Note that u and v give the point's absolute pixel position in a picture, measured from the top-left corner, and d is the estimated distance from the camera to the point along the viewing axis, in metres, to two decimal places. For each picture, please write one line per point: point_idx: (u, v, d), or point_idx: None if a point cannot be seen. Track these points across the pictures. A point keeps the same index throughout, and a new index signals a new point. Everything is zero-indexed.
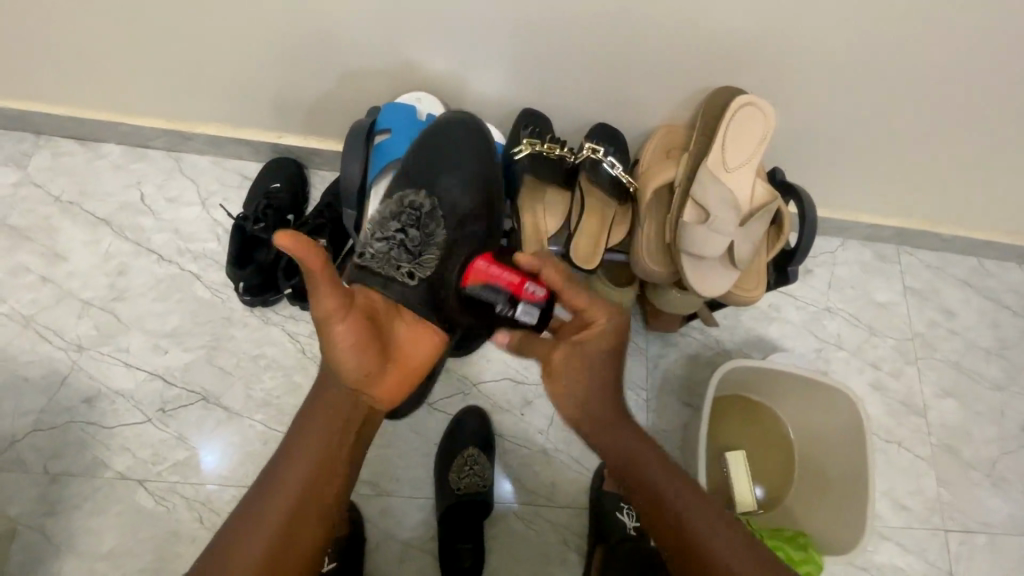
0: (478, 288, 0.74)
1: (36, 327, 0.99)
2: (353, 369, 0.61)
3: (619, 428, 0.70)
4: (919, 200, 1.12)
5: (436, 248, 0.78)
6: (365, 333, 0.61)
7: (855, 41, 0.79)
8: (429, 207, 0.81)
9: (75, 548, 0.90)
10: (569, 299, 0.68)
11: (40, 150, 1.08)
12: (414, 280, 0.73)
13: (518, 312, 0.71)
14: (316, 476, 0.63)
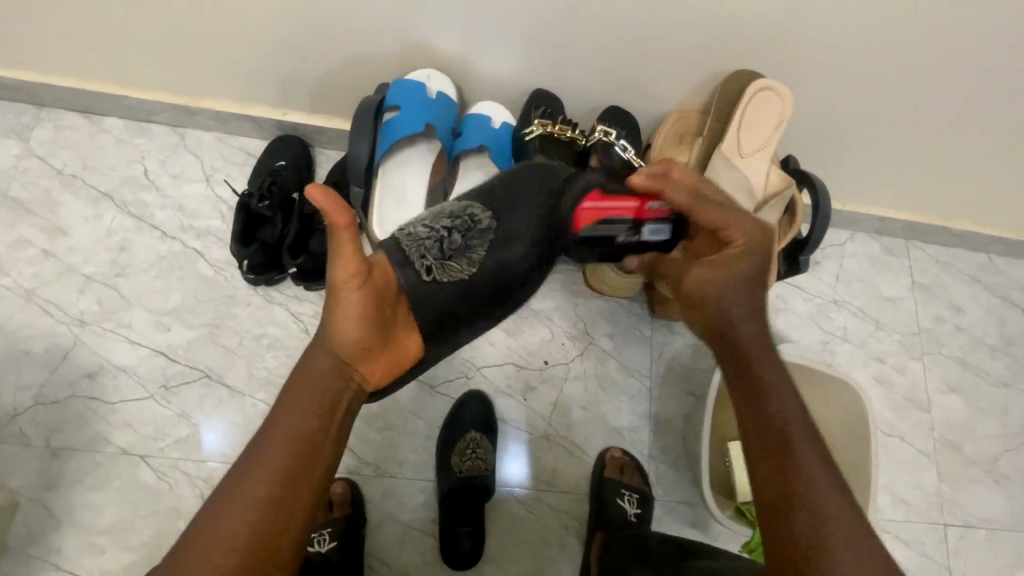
0: (592, 231, 0.72)
1: (38, 301, 0.98)
2: (352, 339, 0.58)
3: (762, 361, 0.64)
4: (931, 193, 1.10)
5: (467, 263, 0.66)
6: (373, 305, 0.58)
7: (877, 26, 0.77)
8: (485, 226, 0.69)
9: (76, 522, 0.90)
10: (703, 215, 0.67)
11: (42, 122, 1.06)
12: (428, 278, 0.64)
13: (647, 233, 0.74)
14: (298, 462, 0.55)
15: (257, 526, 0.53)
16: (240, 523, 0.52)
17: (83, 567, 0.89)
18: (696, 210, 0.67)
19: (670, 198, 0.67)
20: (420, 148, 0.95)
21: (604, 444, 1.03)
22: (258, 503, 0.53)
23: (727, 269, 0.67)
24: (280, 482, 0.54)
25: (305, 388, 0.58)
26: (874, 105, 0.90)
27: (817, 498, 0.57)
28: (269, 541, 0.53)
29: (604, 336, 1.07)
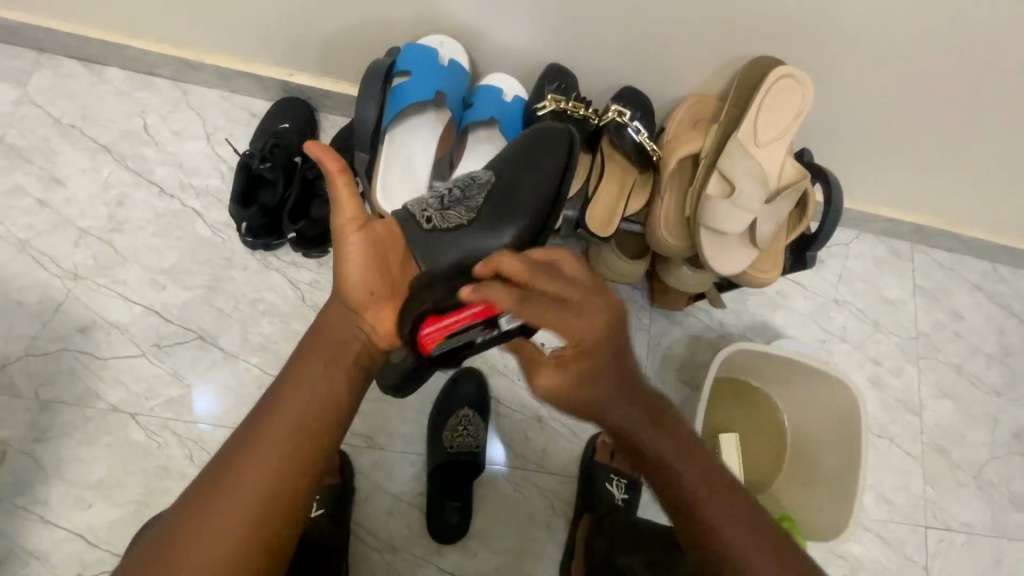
0: (446, 346, 0.60)
1: (32, 251, 0.97)
2: (356, 287, 0.63)
3: (652, 435, 0.63)
4: (942, 197, 1.09)
5: (465, 211, 0.69)
6: (374, 253, 0.63)
7: (904, 20, 0.75)
8: (484, 181, 0.72)
9: (64, 475, 0.90)
10: (533, 313, 0.56)
11: (41, 68, 1.03)
12: (428, 225, 0.67)
13: (504, 325, 0.59)
14: (312, 412, 0.59)
15: (273, 466, 0.56)
16: (260, 463, 0.56)
17: (70, 519, 0.89)
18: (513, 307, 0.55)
19: (496, 300, 0.55)
20: (429, 117, 0.93)
21: (597, 429, 1.03)
22: (274, 443, 0.57)
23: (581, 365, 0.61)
24: (294, 429, 0.58)
25: (320, 340, 0.63)
26: (894, 103, 0.88)
27: (742, 560, 0.59)
28: (280, 481, 0.56)
29: None
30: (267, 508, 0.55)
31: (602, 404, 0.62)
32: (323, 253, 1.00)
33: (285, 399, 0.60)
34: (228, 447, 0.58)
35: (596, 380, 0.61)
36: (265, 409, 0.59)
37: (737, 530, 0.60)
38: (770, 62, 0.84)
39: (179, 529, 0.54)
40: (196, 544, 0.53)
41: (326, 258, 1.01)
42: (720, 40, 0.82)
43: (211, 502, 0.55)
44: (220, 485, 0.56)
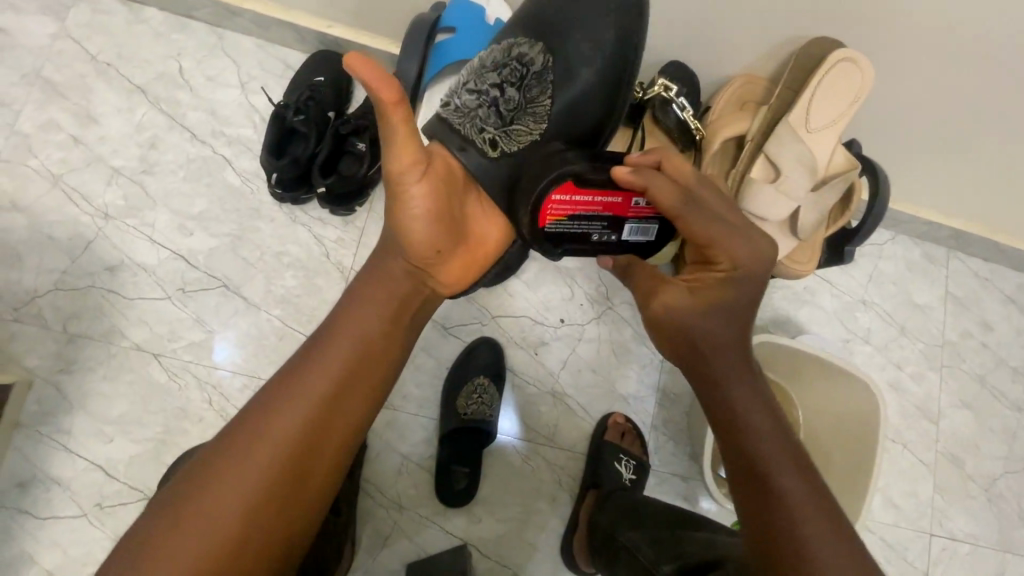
0: (561, 227, 0.67)
1: (64, 186, 0.98)
2: (417, 240, 0.62)
3: (735, 378, 0.64)
4: (988, 204, 1.05)
5: (529, 117, 0.72)
6: (437, 202, 0.61)
7: (980, 17, 0.70)
8: (538, 65, 0.73)
9: (88, 408, 0.92)
10: (689, 228, 0.61)
11: (79, 3, 1.02)
12: (494, 151, 0.70)
13: (626, 233, 0.70)
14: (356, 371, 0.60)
15: (308, 417, 0.57)
16: (295, 412, 0.57)
17: (91, 451, 0.91)
18: (682, 216, 0.61)
19: (656, 197, 0.61)
20: None
21: (609, 409, 1.03)
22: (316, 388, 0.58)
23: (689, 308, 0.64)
24: (337, 387, 0.59)
25: (371, 292, 0.63)
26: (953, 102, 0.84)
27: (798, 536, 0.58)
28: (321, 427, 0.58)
29: (624, 303, 1.05)
30: (303, 464, 0.57)
31: (726, 378, 0.64)
32: (349, 212, 0.99)
33: (327, 357, 0.60)
34: (266, 395, 0.59)
35: (699, 320, 0.63)
36: (308, 364, 0.60)
37: (794, 483, 0.60)
38: (830, 45, 0.80)
39: (214, 471, 0.55)
40: (228, 490, 0.55)
41: (352, 218, 1.00)
42: (779, 20, 0.78)
43: (247, 451, 0.56)
44: (256, 435, 0.56)
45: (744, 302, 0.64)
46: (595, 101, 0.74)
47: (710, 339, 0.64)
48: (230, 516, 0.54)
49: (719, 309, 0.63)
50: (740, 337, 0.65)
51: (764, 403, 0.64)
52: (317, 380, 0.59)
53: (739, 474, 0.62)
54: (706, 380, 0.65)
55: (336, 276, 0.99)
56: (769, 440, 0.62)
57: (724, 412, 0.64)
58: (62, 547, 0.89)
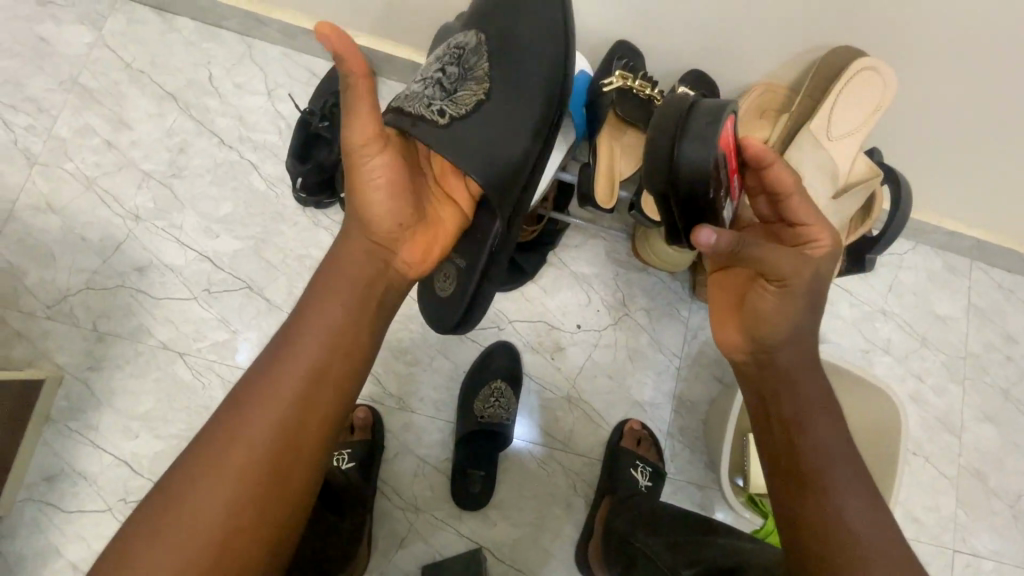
0: (692, 155, 0.57)
1: (97, 190, 1.01)
2: (383, 221, 0.63)
3: (800, 373, 0.62)
4: (1012, 215, 1.03)
5: (472, 83, 0.70)
6: (399, 179, 0.63)
7: (1003, 27, 0.71)
8: (473, 44, 0.72)
9: (115, 405, 0.95)
10: (801, 203, 0.59)
11: (115, 13, 1.06)
12: (444, 118, 0.67)
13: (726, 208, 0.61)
14: (326, 361, 0.59)
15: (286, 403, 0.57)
16: (270, 400, 0.57)
17: (117, 446, 0.94)
18: (795, 198, 0.58)
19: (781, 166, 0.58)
20: None
21: (624, 415, 1.03)
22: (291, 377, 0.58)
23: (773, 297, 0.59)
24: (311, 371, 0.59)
25: (337, 280, 0.62)
26: (978, 110, 0.84)
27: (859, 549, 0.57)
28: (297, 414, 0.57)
29: (640, 308, 1.05)
30: (285, 457, 0.57)
31: (791, 379, 0.62)
32: None
33: (298, 351, 0.59)
34: (237, 397, 0.58)
35: (781, 307, 0.59)
36: (278, 360, 0.59)
37: (845, 480, 0.59)
38: (851, 52, 0.79)
39: (195, 475, 0.55)
40: (211, 488, 0.55)
41: None
42: (800, 29, 0.79)
43: (228, 449, 0.56)
44: (235, 430, 0.57)
45: (812, 299, 0.60)
46: (537, 91, 0.71)
47: (778, 332, 0.60)
48: (218, 513, 0.54)
49: (806, 299, 0.59)
50: (810, 334, 0.62)
51: (830, 410, 0.62)
52: (294, 375, 0.58)
53: (793, 472, 0.61)
54: (767, 375, 0.63)
55: None
56: (831, 446, 0.61)
57: (787, 412, 0.62)
58: (87, 541, 0.91)
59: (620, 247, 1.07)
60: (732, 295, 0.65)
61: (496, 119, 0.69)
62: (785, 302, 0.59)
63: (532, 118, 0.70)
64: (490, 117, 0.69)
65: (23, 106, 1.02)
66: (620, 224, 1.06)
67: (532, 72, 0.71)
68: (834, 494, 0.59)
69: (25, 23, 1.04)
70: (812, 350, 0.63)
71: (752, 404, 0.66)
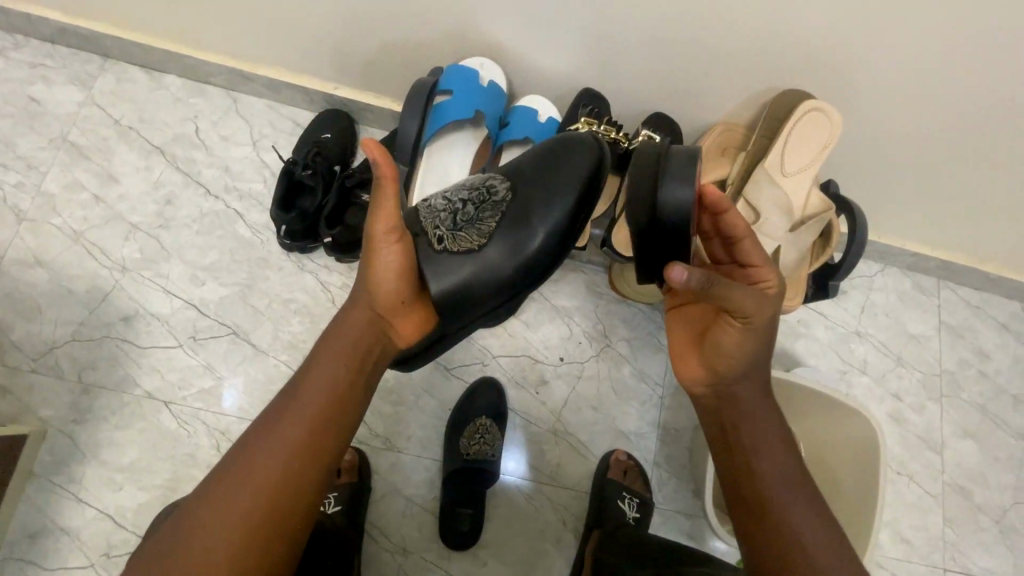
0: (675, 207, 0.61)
1: (84, 243, 1.03)
2: (383, 294, 0.66)
3: (753, 402, 0.66)
4: (969, 234, 1.08)
5: (481, 235, 0.71)
6: (410, 263, 0.66)
7: (930, 64, 0.77)
8: (502, 197, 0.74)
9: (99, 457, 0.94)
10: (752, 249, 0.61)
11: (105, 73, 1.11)
12: (438, 247, 0.69)
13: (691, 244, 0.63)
14: (327, 416, 0.63)
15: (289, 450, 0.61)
16: (274, 446, 0.61)
17: (101, 500, 0.93)
18: (747, 242, 0.61)
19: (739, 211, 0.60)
20: (466, 134, 0.97)
21: (610, 446, 1.04)
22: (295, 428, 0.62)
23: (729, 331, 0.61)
24: (314, 421, 0.62)
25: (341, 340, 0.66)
26: (925, 138, 0.89)
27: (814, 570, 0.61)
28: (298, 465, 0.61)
29: (621, 339, 1.08)
30: (282, 504, 0.59)
31: (747, 409, 0.66)
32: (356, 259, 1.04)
33: (301, 404, 0.63)
34: (245, 443, 0.62)
35: (737, 341, 0.61)
36: (284, 409, 0.63)
37: (797, 506, 0.64)
38: (799, 95, 0.86)
39: (201, 515, 0.58)
40: (213, 531, 0.57)
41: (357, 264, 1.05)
42: (751, 69, 0.84)
43: (231, 498, 0.59)
44: (241, 473, 0.60)
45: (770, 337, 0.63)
46: (530, 251, 0.72)
47: (736, 365, 0.63)
48: (217, 560, 0.56)
49: (767, 336, 0.62)
50: (766, 365, 0.65)
51: (784, 438, 0.67)
52: (297, 425, 0.62)
53: (752, 494, 0.65)
54: (725, 406, 0.66)
55: None
56: (785, 472, 0.65)
57: (744, 443, 0.66)
58: None
59: (599, 280, 1.10)
60: (695, 332, 0.67)
61: (482, 273, 0.70)
62: (746, 338, 0.61)
63: (508, 277, 0.72)
64: (479, 269, 0.70)
65: (13, 165, 1.05)
66: (598, 258, 1.09)
67: (535, 235, 0.73)
68: (785, 517, 0.63)
69: (17, 85, 1.08)
70: (765, 379, 0.67)
71: (711, 431, 0.69)
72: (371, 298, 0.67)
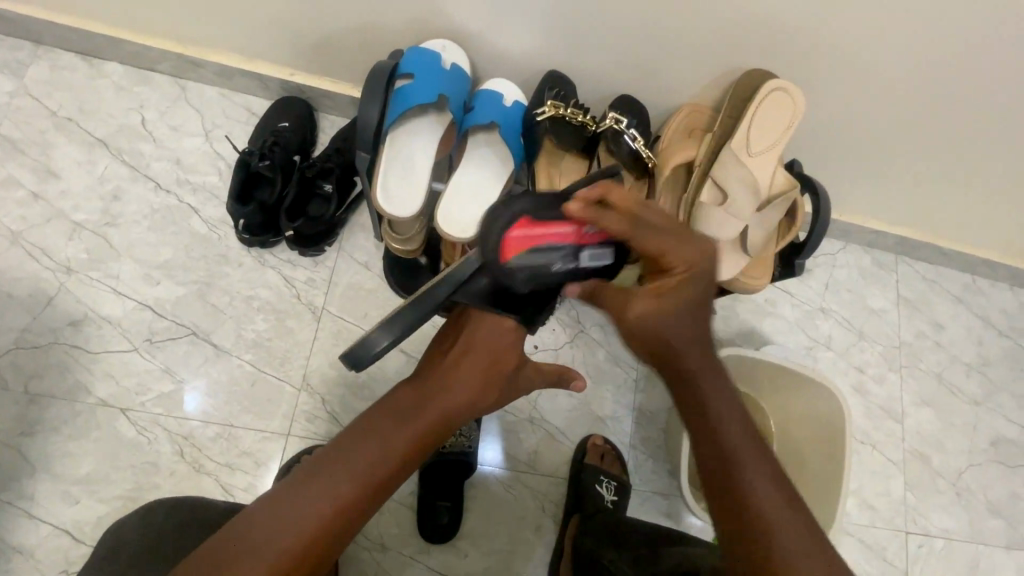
0: (523, 260, 0.66)
1: (24, 243, 0.96)
2: (468, 384, 0.66)
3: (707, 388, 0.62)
4: (924, 210, 1.12)
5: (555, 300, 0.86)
6: (491, 370, 0.68)
7: (884, 41, 0.79)
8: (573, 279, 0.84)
9: (52, 470, 0.89)
10: (643, 244, 0.62)
11: (38, 60, 1.03)
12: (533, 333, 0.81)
13: (586, 259, 0.69)
14: (387, 469, 0.59)
15: (347, 487, 0.57)
16: (337, 477, 0.57)
17: (56, 515, 0.88)
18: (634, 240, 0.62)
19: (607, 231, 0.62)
20: (429, 120, 0.92)
21: (587, 431, 1.04)
22: (362, 472, 0.58)
23: (667, 299, 0.61)
24: (377, 473, 0.59)
25: (420, 402, 0.64)
26: (885, 114, 0.91)
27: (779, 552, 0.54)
28: (348, 514, 0.57)
29: (595, 325, 1.08)
30: (321, 545, 0.55)
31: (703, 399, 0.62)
32: (320, 252, 1.01)
33: (374, 449, 0.59)
34: (320, 459, 0.59)
35: (677, 312, 0.61)
36: (359, 442, 0.60)
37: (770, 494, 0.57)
38: (763, 75, 0.87)
39: (256, 518, 0.54)
40: (259, 544, 0.53)
41: (322, 258, 1.02)
42: (714, 51, 0.85)
43: (282, 515, 0.55)
44: (300, 492, 0.56)
45: (700, 290, 0.62)
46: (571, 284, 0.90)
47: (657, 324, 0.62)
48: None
49: (688, 297, 0.61)
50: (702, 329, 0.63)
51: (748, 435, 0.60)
52: (362, 466, 0.58)
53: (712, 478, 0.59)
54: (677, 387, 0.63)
55: (307, 317, 0.99)
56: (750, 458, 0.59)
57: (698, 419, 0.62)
58: None
59: None
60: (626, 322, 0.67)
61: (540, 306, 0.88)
62: (662, 309, 0.61)
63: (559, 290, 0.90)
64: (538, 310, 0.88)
65: None
66: None
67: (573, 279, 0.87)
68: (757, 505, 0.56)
69: None
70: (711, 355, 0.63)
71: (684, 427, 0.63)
72: (462, 373, 0.67)
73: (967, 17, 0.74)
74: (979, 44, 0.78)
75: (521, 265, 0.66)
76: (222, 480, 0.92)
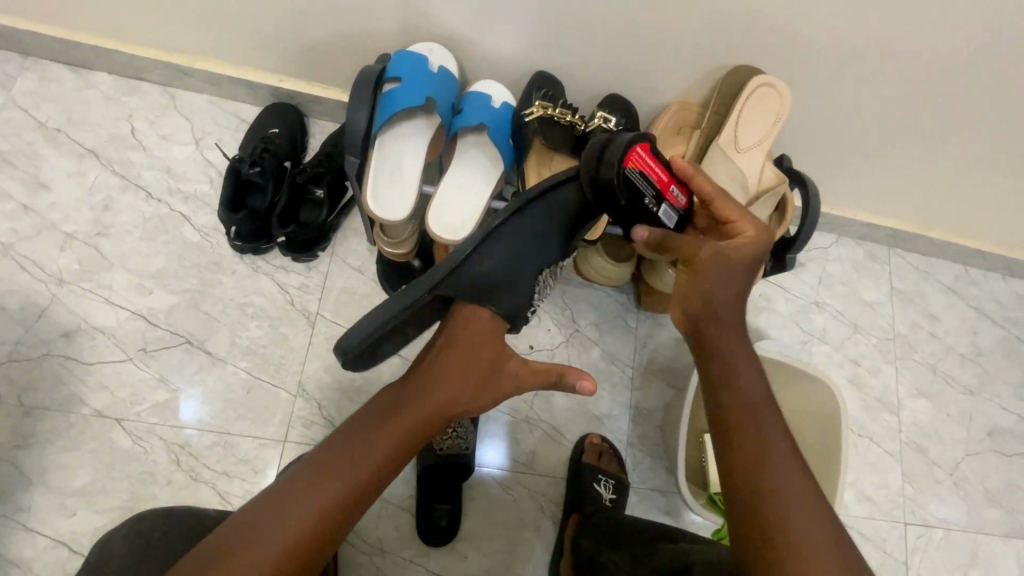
0: (635, 175, 0.73)
1: (15, 255, 0.96)
2: (455, 381, 0.66)
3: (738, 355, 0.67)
4: (915, 202, 1.13)
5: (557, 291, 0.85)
6: (477, 366, 0.68)
7: (868, 34, 0.79)
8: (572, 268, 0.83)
9: (48, 482, 0.89)
10: (721, 208, 0.73)
11: (26, 72, 1.03)
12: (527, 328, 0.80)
13: (664, 210, 0.76)
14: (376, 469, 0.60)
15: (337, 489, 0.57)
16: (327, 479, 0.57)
17: (53, 527, 0.87)
18: (717, 199, 0.73)
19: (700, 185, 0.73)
20: (418, 123, 0.92)
21: (585, 430, 1.04)
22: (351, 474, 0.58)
23: (737, 251, 0.71)
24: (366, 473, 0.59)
25: (408, 401, 0.64)
26: (873, 107, 0.91)
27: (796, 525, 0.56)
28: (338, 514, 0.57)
29: (590, 324, 1.08)
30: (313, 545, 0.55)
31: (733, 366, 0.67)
32: (313, 258, 1.01)
33: (362, 451, 0.59)
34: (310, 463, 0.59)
35: (746, 261, 0.70)
36: (349, 445, 0.60)
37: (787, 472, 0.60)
38: (750, 71, 0.87)
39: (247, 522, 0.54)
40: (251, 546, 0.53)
41: (315, 264, 1.02)
42: (701, 48, 0.85)
43: (273, 518, 0.55)
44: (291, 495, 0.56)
45: (745, 261, 0.71)
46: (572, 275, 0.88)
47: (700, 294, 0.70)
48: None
49: (738, 265, 0.70)
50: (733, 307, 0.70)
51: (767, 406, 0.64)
52: (352, 466, 0.58)
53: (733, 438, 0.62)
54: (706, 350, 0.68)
55: (301, 322, 0.99)
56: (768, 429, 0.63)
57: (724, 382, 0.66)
58: None
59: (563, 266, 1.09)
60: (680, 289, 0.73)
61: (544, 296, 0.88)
62: (711, 268, 0.70)
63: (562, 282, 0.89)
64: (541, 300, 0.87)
65: None
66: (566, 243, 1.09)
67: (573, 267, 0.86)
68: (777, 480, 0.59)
69: None
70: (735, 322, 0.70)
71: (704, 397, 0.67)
72: (447, 371, 0.66)
73: (952, 8, 0.75)
74: (962, 35, 0.78)
75: (630, 175, 0.72)
76: (219, 488, 0.92)
